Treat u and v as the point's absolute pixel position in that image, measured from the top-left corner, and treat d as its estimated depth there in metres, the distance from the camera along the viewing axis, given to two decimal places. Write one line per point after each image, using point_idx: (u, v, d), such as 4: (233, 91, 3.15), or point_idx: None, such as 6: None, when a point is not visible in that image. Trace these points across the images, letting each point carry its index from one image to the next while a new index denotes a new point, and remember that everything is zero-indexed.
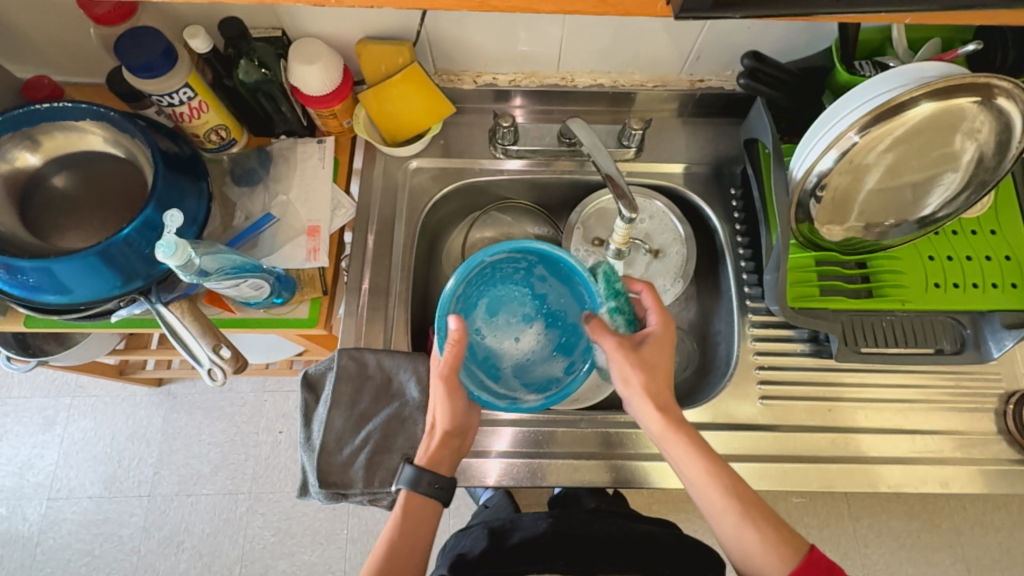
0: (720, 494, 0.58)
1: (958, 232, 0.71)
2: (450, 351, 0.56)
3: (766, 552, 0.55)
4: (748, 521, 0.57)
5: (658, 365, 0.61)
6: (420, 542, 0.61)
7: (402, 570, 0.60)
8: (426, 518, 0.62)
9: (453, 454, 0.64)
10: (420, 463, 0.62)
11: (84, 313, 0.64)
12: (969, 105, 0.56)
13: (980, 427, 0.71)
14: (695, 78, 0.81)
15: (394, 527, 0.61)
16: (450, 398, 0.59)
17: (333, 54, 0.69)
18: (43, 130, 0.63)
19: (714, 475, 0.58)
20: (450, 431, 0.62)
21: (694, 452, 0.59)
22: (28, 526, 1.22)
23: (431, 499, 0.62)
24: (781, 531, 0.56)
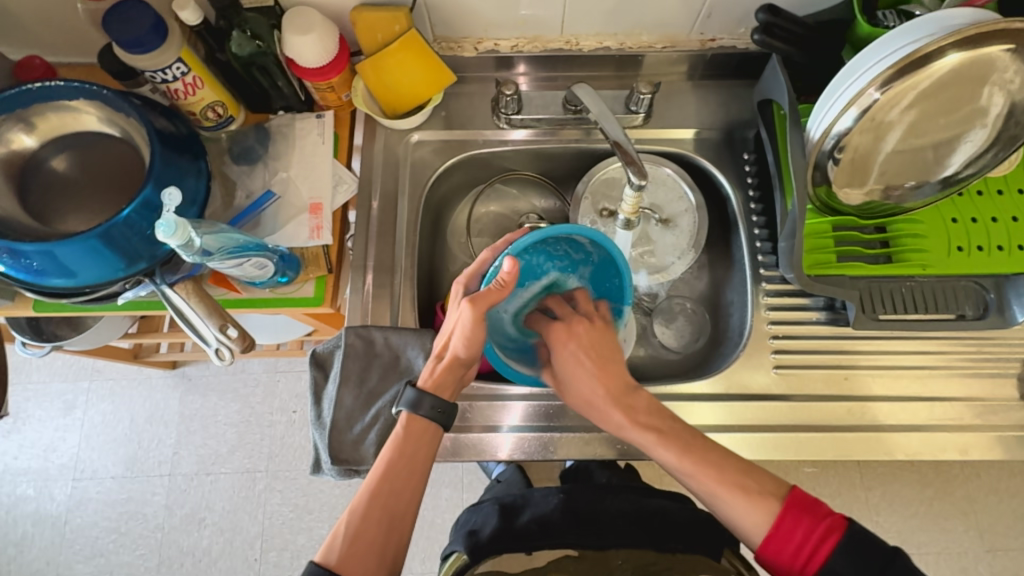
0: (692, 472, 0.56)
1: (983, 193, 0.68)
2: (495, 289, 0.56)
3: (750, 512, 0.54)
4: (723, 492, 0.55)
5: (601, 360, 0.62)
6: (419, 464, 0.57)
7: (401, 496, 0.56)
8: (424, 443, 0.58)
9: (458, 382, 0.61)
10: (425, 386, 0.59)
11: (90, 296, 0.64)
12: (1000, 54, 0.52)
13: (1002, 393, 0.70)
14: (706, 37, 0.78)
15: (392, 449, 0.57)
16: (474, 323, 0.56)
17: (327, 24, 0.67)
18: (37, 111, 0.62)
19: (681, 455, 0.57)
20: (461, 358, 0.59)
21: (655, 438, 0.58)
22: (55, 506, 1.25)
23: (431, 424, 0.59)
24: (756, 490, 0.54)
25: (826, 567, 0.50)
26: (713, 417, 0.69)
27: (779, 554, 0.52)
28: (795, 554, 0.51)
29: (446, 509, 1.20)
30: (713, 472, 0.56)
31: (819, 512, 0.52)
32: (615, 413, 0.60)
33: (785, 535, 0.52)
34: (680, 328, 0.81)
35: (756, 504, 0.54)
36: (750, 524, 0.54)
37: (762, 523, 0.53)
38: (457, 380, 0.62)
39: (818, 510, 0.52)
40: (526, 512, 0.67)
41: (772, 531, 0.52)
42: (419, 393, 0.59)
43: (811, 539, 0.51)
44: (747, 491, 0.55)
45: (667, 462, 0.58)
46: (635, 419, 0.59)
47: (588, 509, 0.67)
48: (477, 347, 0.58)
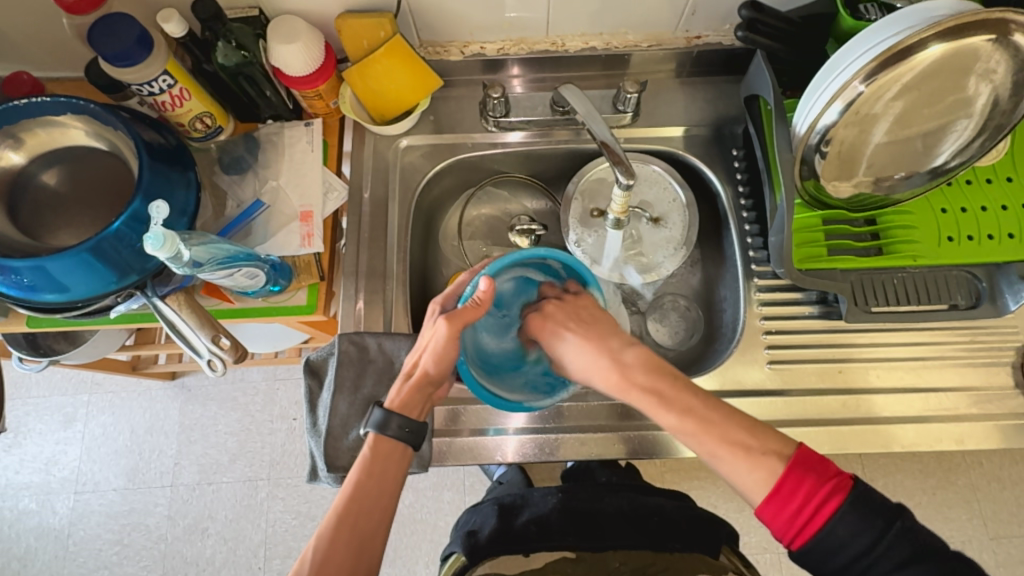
0: (693, 432, 0.54)
1: (972, 182, 0.68)
2: (471, 307, 0.57)
3: (751, 472, 0.50)
4: (727, 452, 0.52)
5: (596, 325, 0.63)
6: (389, 483, 0.56)
7: (371, 516, 0.54)
8: (393, 462, 0.58)
9: (426, 401, 0.61)
10: (392, 406, 0.59)
11: (83, 310, 0.64)
12: (984, 44, 0.52)
13: (997, 381, 0.69)
14: (692, 34, 0.78)
15: (361, 469, 0.56)
16: (448, 341, 0.57)
17: (313, 31, 0.67)
18: (24, 128, 0.62)
19: (682, 414, 0.54)
20: (431, 374, 0.59)
21: (657, 400, 0.56)
22: (58, 519, 1.25)
23: (399, 443, 0.58)
24: (759, 450, 0.51)
25: (827, 529, 0.47)
26: None
27: (775, 516, 0.48)
28: (796, 516, 0.48)
29: (449, 512, 1.20)
30: (716, 432, 0.53)
31: (826, 471, 0.48)
32: (614, 372, 0.60)
33: (789, 497, 0.48)
34: (673, 325, 0.81)
35: (757, 462, 0.50)
36: (749, 485, 0.50)
37: (763, 484, 0.49)
38: (426, 400, 0.61)
39: (825, 469, 0.48)
40: (523, 513, 0.67)
41: (775, 492, 0.48)
42: (386, 414, 0.58)
43: (814, 500, 0.47)
44: (749, 450, 0.51)
45: (666, 423, 0.56)
46: (634, 380, 0.59)
47: (586, 509, 0.67)
48: (449, 365, 0.59)
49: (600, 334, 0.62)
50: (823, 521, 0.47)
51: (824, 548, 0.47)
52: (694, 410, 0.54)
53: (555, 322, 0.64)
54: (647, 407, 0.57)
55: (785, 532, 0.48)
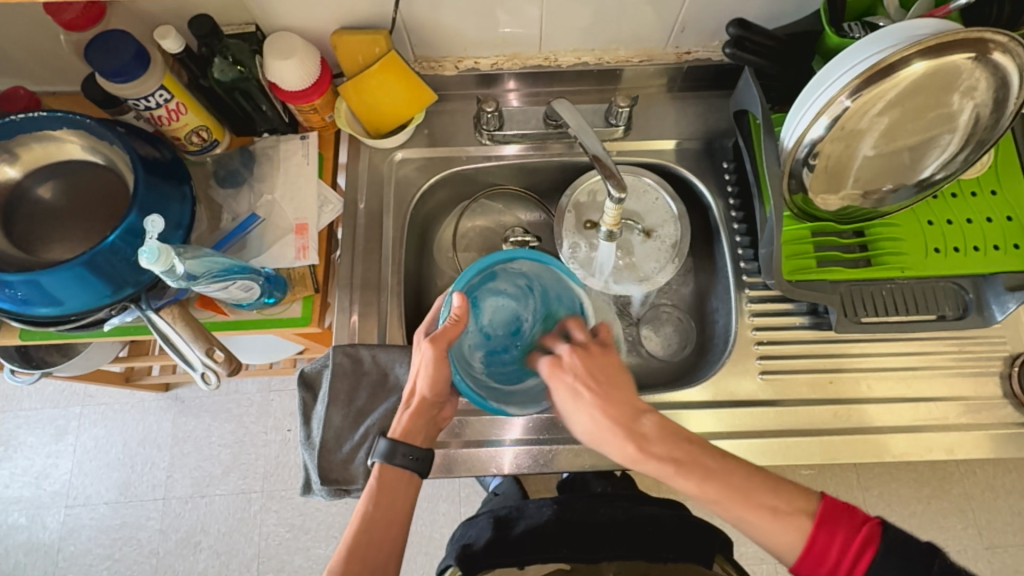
0: (715, 497, 0.53)
1: (957, 195, 0.69)
2: (450, 325, 0.56)
3: (782, 533, 0.51)
4: (752, 514, 0.52)
5: (608, 389, 0.56)
6: (397, 513, 0.59)
7: (381, 545, 0.57)
8: (399, 490, 0.60)
9: (429, 424, 0.63)
10: (397, 435, 0.60)
11: (77, 323, 0.64)
12: (964, 62, 0.54)
13: (986, 392, 0.70)
14: (682, 50, 0.79)
15: (369, 501, 0.59)
16: (436, 363, 0.57)
17: (308, 48, 0.68)
18: (21, 142, 0.63)
19: (701, 480, 0.53)
20: (428, 398, 0.60)
21: (672, 467, 0.53)
22: (48, 534, 1.24)
23: (404, 471, 0.60)
24: (785, 509, 0.52)
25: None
26: (703, 425, 0.70)
27: (812, 569, 0.51)
28: (834, 567, 0.50)
29: (444, 524, 1.19)
30: (736, 495, 0.53)
31: (855, 517, 0.50)
32: (622, 448, 0.55)
33: (823, 549, 0.50)
34: (667, 336, 0.82)
35: (784, 522, 0.51)
36: (783, 544, 0.51)
37: (795, 544, 0.51)
38: (428, 423, 0.63)
39: (854, 516, 0.50)
40: (519, 523, 0.67)
41: (808, 549, 0.50)
42: (392, 443, 0.60)
43: (848, 550, 0.49)
44: (776, 512, 0.52)
45: (686, 490, 0.54)
46: (650, 449, 0.54)
47: (581, 519, 0.67)
48: (441, 386, 0.59)
49: (625, 396, 0.56)
50: (860, 571, 0.48)
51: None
52: (723, 481, 0.53)
53: (572, 376, 0.56)
54: (670, 473, 0.54)
55: None
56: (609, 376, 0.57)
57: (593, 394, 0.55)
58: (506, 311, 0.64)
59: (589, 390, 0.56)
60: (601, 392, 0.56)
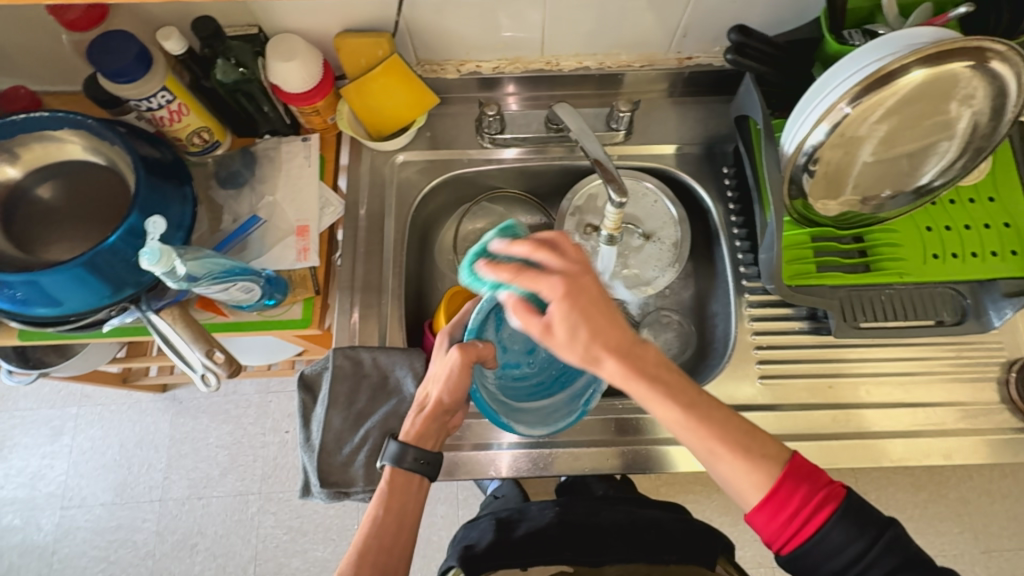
0: (694, 428, 0.50)
1: (955, 202, 0.69)
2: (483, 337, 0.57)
3: (749, 475, 0.50)
4: (725, 450, 0.51)
5: (602, 314, 0.46)
6: (408, 517, 0.59)
7: (391, 551, 0.57)
8: (409, 496, 0.60)
9: (440, 430, 0.62)
10: (407, 438, 0.61)
11: (76, 323, 0.64)
12: (962, 70, 0.54)
13: (983, 397, 0.71)
14: (683, 56, 0.80)
15: (379, 505, 0.59)
16: (461, 372, 0.56)
17: (311, 50, 0.68)
18: (22, 142, 0.63)
19: (687, 411, 0.50)
20: (444, 404, 0.59)
21: (662, 395, 0.49)
22: (43, 535, 1.23)
23: (415, 474, 0.61)
24: (758, 450, 0.51)
25: (821, 532, 0.48)
26: None
27: (769, 524, 0.50)
28: (791, 524, 0.49)
29: (441, 527, 1.19)
30: (715, 431, 0.50)
31: (819, 480, 0.50)
32: (612, 367, 0.47)
33: (786, 501, 0.49)
34: (667, 342, 0.82)
35: (756, 465, 0.50)
36: (745, 487, 0.50)
37: (759, 488, 0.50)
38: (440, 429, 0.63)
39: (818, 478, 0.50)
40: (521, 526, 0.68)
41: (769, 497, 0.49)
42: (402, 446, 0.61)
43: (809, 504, 0.49)
44: (750, 453, 0.50)
45: (665, 416, 0.50)
46: (642, 370, 0.48)
47: (582, 522, 0.68)
48: (461, 396, 0.58)
49: (615, 320, 0.47)
50: (815, 527, 0.49)
51: (814, 555, 0.49)
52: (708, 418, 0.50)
53: (581, 303, 0.45)
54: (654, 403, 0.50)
55: (778, 541, 0.50)
56: (607, 310, 0.47)
57: (586, 321, 0.46)
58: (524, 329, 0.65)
59: (577, 321, 0.45)
60: (593, 321, 0.46)
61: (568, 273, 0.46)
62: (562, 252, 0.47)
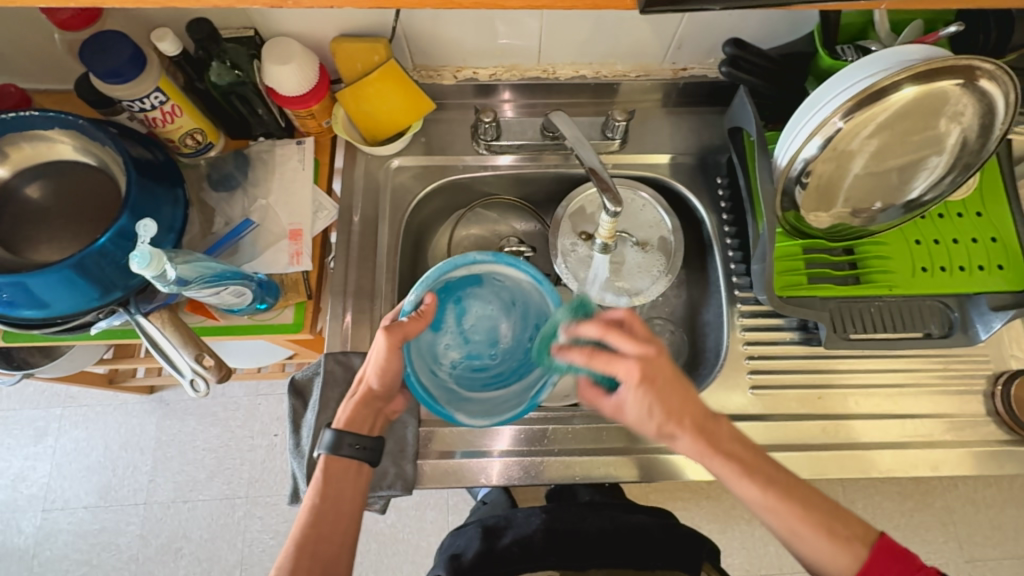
0: (775, 507, 0.54)
1: (944, 216, 0.70)
2: (413, 320, 0.56)
3: (834, 555, 0.53)
4: (807, 529, 0.54)
5: (671, 391, 0.54)
6: (346, 503, 0.59)
7: (331, 539, 0.57)
8: (348, 482, 0.59)
9: (375, 415, 0.62)
10: (341, 425, 0.60)
11: (63, 326, 0.63)
12: (952, 88, 0.55)
13: (970, 409, 0.72)
14: (678, 67, 0.80)
15: (317, 493, 0.58)
16: (389, 354, 0.56)
17: (307, 53, 0.67)
18: (10, 141, 0.62)
19: (766, 488, 0.55)
20: (375, 389, 0.60)
21: (739, 469, 0.55)
22: (23, 539, 1.21)
23: (353, 461, 0.60)
24: (842, 532, 0.53)
25: None
26: None
27: None
28: None
29: (431, 533, 1.18)
30: (799, 510, 0.54)
31: (910, 563, 0.51)
32: (686, 444, 0.56)
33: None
34: None
35: (841, 547, 0.53)
36: (834, 568, 0.53)
37: (850, 569, 0.52)
38: (375, 414, 0.63)
39: (909, 561, 0.52)
40: (507, 534, 0.68)
41: None
42: (337, 434, 0.60)
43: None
44: (833, 532, 0.53)
45: (750, 497, 0.55)
46: (717, 446, 0.56)
47: (568, 529, 0.67)
48: (390, 378, 0.59)
49: (684, 407, 0.55)
50: None
51: None
52: (781, 486, 0.55)
53: (659, 383, 0.53)
54: (735, 474, 0.55)
55: None
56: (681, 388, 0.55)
57: (655, 404, 0.54)
58: (487, 321, 0.62)
59: (650, 394, 0.53)
60: (670, 399, 0.54)
61: (644, 356, 0.53)
62: (632, 335, 0.54)
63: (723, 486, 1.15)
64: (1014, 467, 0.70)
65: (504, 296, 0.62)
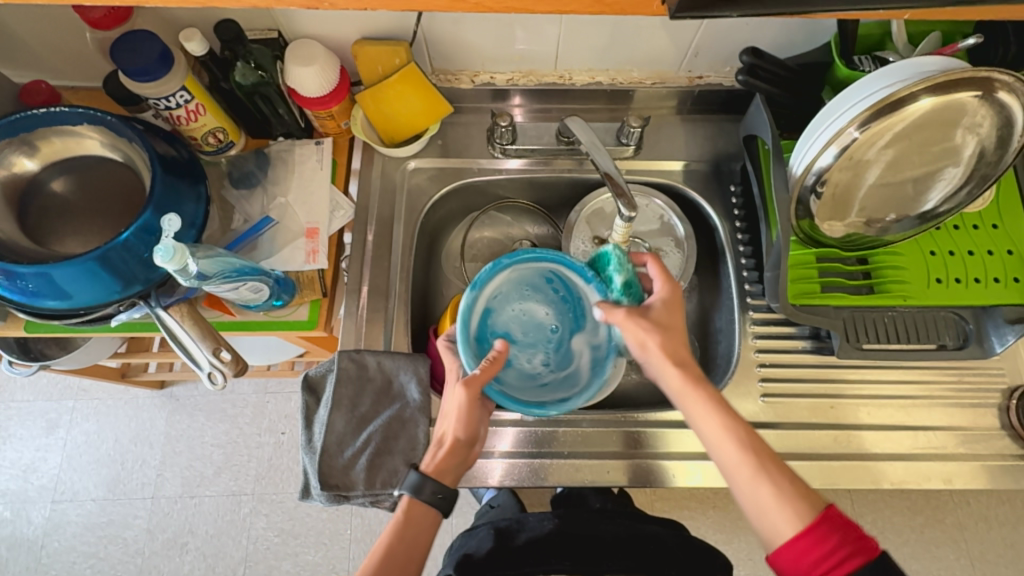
0: (737, 450, 0.53)
1: (959, 227, 0.70)
2: (486, 366, 0.56)
3: (780, 512, 0.50)
4: (763, 475, 0.52)
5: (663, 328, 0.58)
6: (418, 550, 0.59)
7: None
8: (424, 531, 0.60)
9: (460, 466, 0.63)
10: (427, 470, 0.61)
11: (85, 317, 0.64)
12: (970, 99, 0.55)
13: (984, 422, 0.71)
14: (694, 74, 0.81)
15: (393, 533, 0.59)
16: (469, 404, 0.57)
17: (330, 56, 0.69)
18: (41, 136, 0.63)
19: (739, 443, 0.53)
20: (461, 440, 0.61)
21: (713, 406, 0.55)
22: (32, 529, 1.22)
23: (431, 510, 0.61)
24: (800, 492, 0.51)
25: None
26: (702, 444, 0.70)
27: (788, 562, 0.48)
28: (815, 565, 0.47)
29: (435, 535, 1.18)
30: (752, 460, 0.53)
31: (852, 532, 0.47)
32: (674, 374, 0.57)
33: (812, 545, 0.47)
34: None
35: (792, 501, 0.50)
36: (778, 521, 0.50)
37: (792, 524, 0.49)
38: (460, 465, 0.63)
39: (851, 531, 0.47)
40: (520, 535, 0.68)
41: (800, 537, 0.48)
42: (422, 478, 0.61)
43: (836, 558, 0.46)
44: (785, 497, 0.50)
45: (707, 430, 0.55)
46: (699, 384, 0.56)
47: (582, 532, 0.68)
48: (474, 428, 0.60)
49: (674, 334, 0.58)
50: None
51: None
52: (746, 443, 0.53)
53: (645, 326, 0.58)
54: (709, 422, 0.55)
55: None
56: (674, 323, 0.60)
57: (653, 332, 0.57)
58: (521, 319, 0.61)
59: (654, 326, 0.58)
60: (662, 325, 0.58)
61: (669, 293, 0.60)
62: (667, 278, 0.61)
63: (730, 496, 1.15)
64: None
65: (514, 293, 0.61)
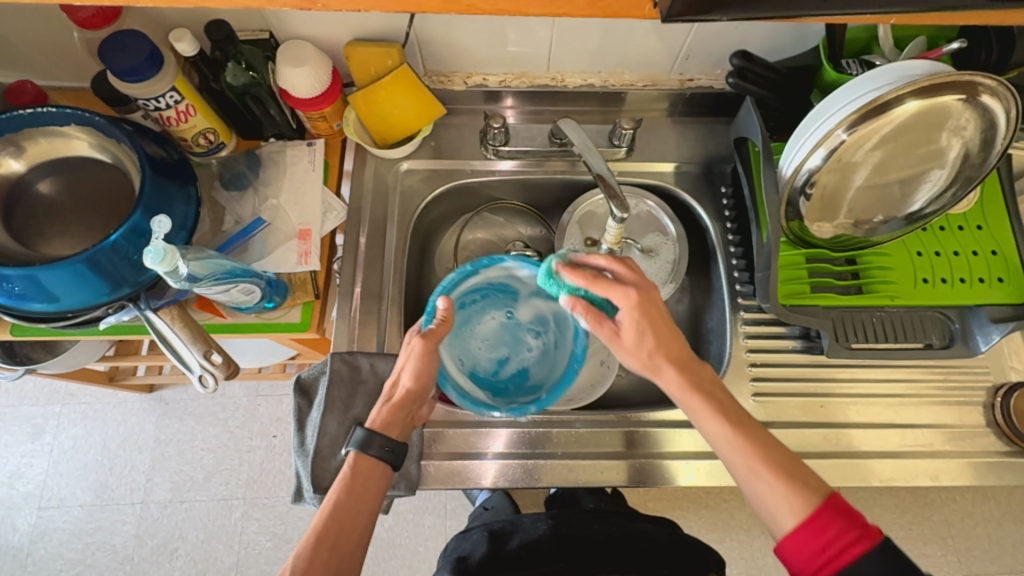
0: (738, 445, 0.53)
1: (945, 228, 0.71)
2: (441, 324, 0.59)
3: (781, 501, 0.50)
4: (766, 470, 0.51)
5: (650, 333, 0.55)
6: (368, 503, 0.57)
7: (349, 536, 0.55)
8: (373, 483, 0.58)
9: (406, 420, 0.61)
10: (374, 426, 0.59)
11: (72, 320, 0.63)
12: (954, 102, 0.56)
13: (970, 420, 0.72)
14: (685, 77, 0.82)
15: (340, 489, 0.56)
16: (425, 356, 0.58)
17: (321, 57, 0.68)
18: (27, 136, 0.62)
19: (733, 427, 0.54)
20: (410, 393, 0.60)
21: (712, 410, 0.55)
22: (17, 537, 1.20)
23: (381, 463, 0.58)
24: (801, 476, 0.51)
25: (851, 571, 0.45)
26: (695, 444, 0.70)
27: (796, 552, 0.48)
28: (817, 554, 0.47)
29: (429, 537, 1.18)
30: (760, 453, 0.52)
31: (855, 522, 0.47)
32: (671, 376, 0.56)
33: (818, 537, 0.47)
34: None
35: (794, 488, 0.50)
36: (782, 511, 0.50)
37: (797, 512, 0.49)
38: (406, 420, 0.61)
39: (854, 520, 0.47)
40: (513, 538, 0.68)
41: (806, 522, 0.48)
42: (368, 433, 0.58)
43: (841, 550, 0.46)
44: (789, 475, 0.51)
45: (711, 432, 0.55)
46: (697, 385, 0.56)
47: (575, 534, 0.68)
48: (427, 381, 0.60)
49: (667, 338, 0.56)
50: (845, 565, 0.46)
51: None
52: (744, 441, 0.53)
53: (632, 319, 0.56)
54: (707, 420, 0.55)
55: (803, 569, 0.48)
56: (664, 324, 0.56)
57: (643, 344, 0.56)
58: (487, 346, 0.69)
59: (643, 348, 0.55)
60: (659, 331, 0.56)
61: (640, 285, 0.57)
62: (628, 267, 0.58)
63: (722, 495, 1.16)
64: (1013, 478, 0.70)
65: (462, 344, 0.68)
